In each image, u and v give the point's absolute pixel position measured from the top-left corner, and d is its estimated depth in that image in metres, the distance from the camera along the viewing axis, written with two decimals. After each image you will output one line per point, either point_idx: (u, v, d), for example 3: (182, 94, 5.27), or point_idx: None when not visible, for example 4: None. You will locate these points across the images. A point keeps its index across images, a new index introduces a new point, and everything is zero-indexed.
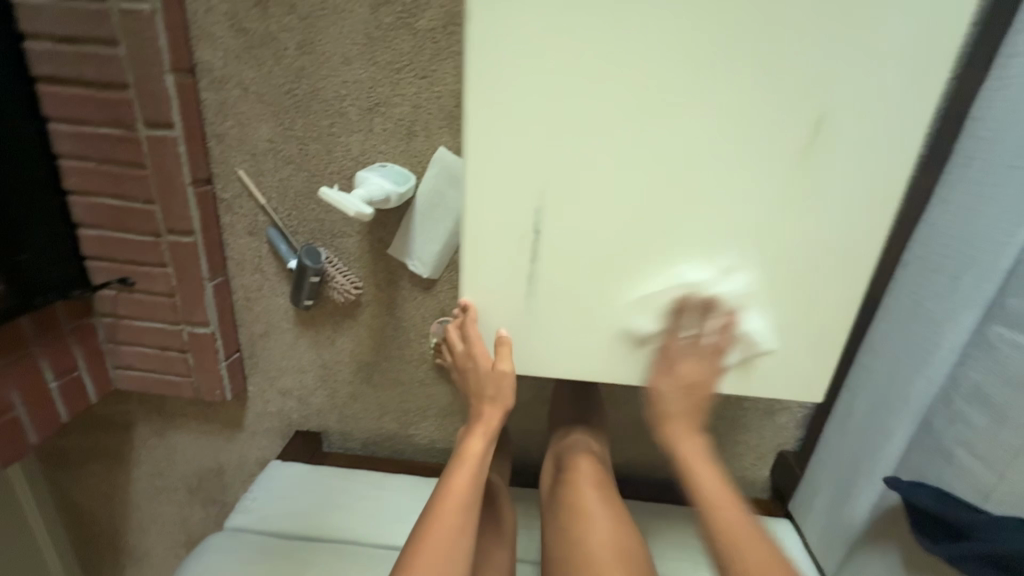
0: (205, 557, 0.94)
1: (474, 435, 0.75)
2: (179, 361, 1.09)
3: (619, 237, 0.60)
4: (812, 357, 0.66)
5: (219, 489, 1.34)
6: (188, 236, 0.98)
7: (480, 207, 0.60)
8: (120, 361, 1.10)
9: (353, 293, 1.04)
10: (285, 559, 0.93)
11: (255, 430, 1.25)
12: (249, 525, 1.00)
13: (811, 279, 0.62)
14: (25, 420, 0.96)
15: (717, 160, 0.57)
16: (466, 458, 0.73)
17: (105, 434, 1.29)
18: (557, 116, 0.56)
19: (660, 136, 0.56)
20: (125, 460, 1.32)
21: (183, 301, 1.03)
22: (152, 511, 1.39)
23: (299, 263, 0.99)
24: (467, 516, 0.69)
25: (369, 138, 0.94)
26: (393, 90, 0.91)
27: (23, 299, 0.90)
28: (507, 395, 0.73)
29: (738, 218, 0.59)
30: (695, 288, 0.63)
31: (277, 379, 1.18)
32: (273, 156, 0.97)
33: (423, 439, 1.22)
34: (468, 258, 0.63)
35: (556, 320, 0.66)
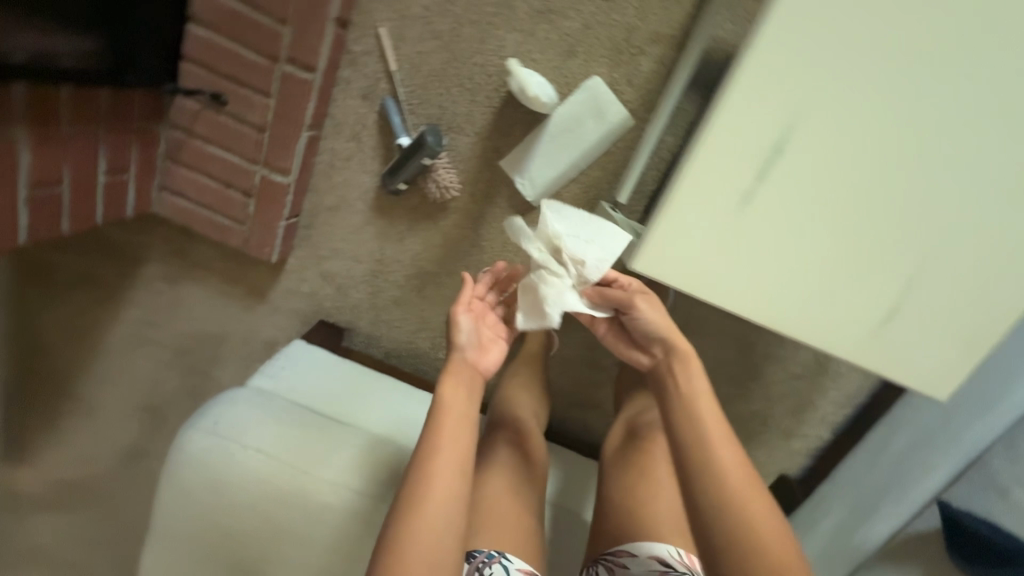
0: (227, 406, 0.82)
1: (446, 381, 0.79)
2: (238, 204, 1.00)
3: (845, 184, 0.55)
4: (959, 363, 0.62)
5: (209, 359, 1.24)
6: (307, 73, 0.90)
7: (731, 115, 0.54)
8: (171, 183, 0.99)
9: (450, 192, 1.00)
10: (310, 430, 0.82)
11: (276, 306, 1.17)
12: (280, 389, 0.91)
13: (1003, 286, 0.57)
14: (66, 202, 0.84)
15: (980, 132, 0.52)
16: (444, 405, 0.76)
17: (108, 261, 1.18)
18: (850, 32, 0.50)
19: (942, 86, 0.51)
20: (118, 297, 1.21)
21: (271, 140, 0.94)
22: (124, 365, 1.27)
23: (419, 138, 0.92)
24: (454, 448, 0.72)
25: (527, 43, 0.91)
26: (572, 3, 0.89)
27: (114, 70, 0.80)
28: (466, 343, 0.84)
29: (971, 202, 0.54)
30: (887, 263, 0.58)
31: (325, 259, 1.11)
32: (421, 26, 0.92)
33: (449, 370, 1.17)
34: (690, 164, 0.56)
35: (734, 257, 0.59)
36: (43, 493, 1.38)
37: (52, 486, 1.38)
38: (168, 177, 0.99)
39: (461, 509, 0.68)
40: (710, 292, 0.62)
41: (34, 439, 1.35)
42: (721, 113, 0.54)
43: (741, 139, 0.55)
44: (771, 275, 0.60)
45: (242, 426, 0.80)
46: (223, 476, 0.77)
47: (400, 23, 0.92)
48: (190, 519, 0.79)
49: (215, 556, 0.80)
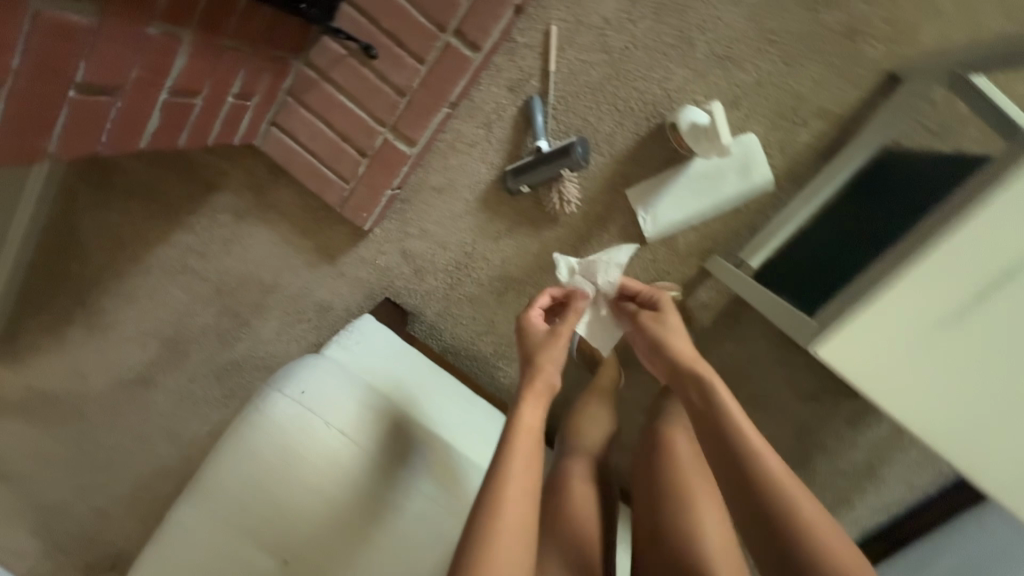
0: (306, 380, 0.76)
1: (526, 405, 0.75)
2: (349, 161, 0.94)
3: None
4: None
5: (251, 306, 1.16)
6: (470, 51, 0.86)
7: (967, 234, 0.53)
8: (285, 121, 0.92)
9: (569, 207, 0.97)
10: (377, 421, 0.76)
11: (343, 272, 1.11)
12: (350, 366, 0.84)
13: None
14: (192, 116, 0.76)
15: None
16: (522, 430, 0.71)
17: (181, 179, 1.11)
18: None
19: None
20: (175, 218, 1.13)
21: (409, 107, 0.90)
22: (155, 289, 1.18)
23: (566, 146, 0.88)
24: (530, 488, 0.66)
25: (694, 81, 0.89)
26: (752, 55, 0.86)
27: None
28: (545, 368, 0.78)
29: None
30: None
31: (411, 238, 1.06)
32: (593, 35, 0.89)
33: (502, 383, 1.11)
34: (909, 272, 0.55)
35: (924, 375, 0.57)
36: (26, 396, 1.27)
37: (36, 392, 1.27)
38: (284, 114, 0.92)
39: (533, 543, 0.63)
40: (888, 403, 0.58)
41: (33, 341, 1.25)
42: (960, 230, 0.53)
43: (968, 260, 0.54)
44: (936, 404, 0.57)
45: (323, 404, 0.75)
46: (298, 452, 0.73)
47: (572, 26, 0.89)
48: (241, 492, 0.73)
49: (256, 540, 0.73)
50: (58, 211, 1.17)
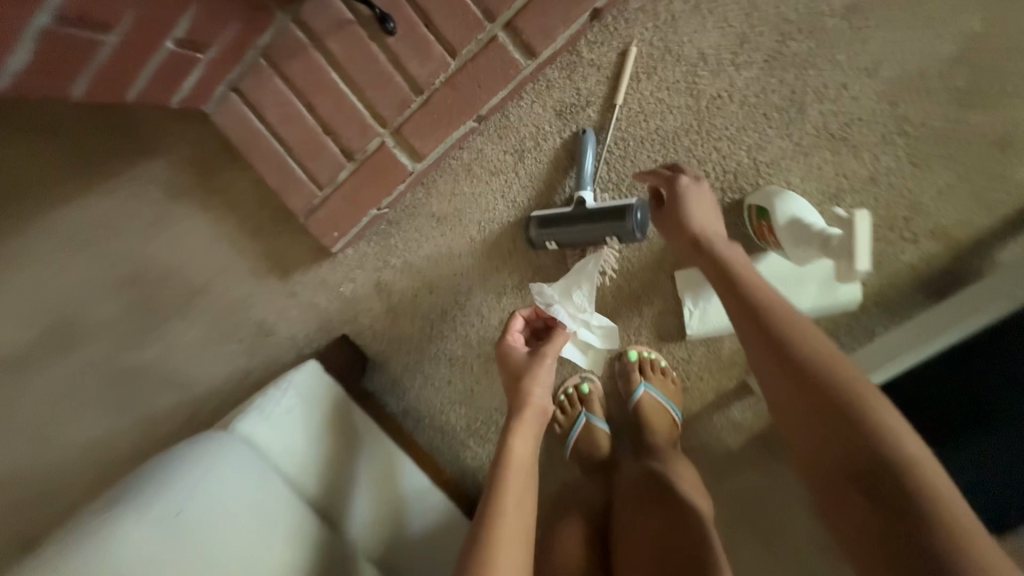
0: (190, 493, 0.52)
1: (515, 434, 0.62)
2: (329, 162, 0.70)
3: None
4: None
5: (166, 310, 0.89)
6: (521, 55, 0.64)
7: None
8: (252, 90, 0.68)
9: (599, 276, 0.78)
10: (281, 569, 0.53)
11: (294, 292, 0.86)
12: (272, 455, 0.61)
13: None
14: (104, 57, 0.52)
15: None
16: (513, 464, 0.59)
17: (105, 130, 0.84)
18: None
19: None
20: (83, 178, 0.85)
21: (423, 110, 0.66)
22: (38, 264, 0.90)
23: (619, 214, 0.66)
24: (528, 524, 0.56)
25: (794, 159, 0.68)
26: (874, 144, 0.67)
27: None
28: (530, 392, 0.65)
29: None
30: None
31: (391, 269, 0.82)
32: (681, 71, 0.68)
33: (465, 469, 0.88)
34: None
35: None
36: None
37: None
38: (251, 81, 0.67)
39: None
40: None
41: None
42: None
43: None
44: None
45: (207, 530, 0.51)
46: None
47: (655, 53, 0.68)
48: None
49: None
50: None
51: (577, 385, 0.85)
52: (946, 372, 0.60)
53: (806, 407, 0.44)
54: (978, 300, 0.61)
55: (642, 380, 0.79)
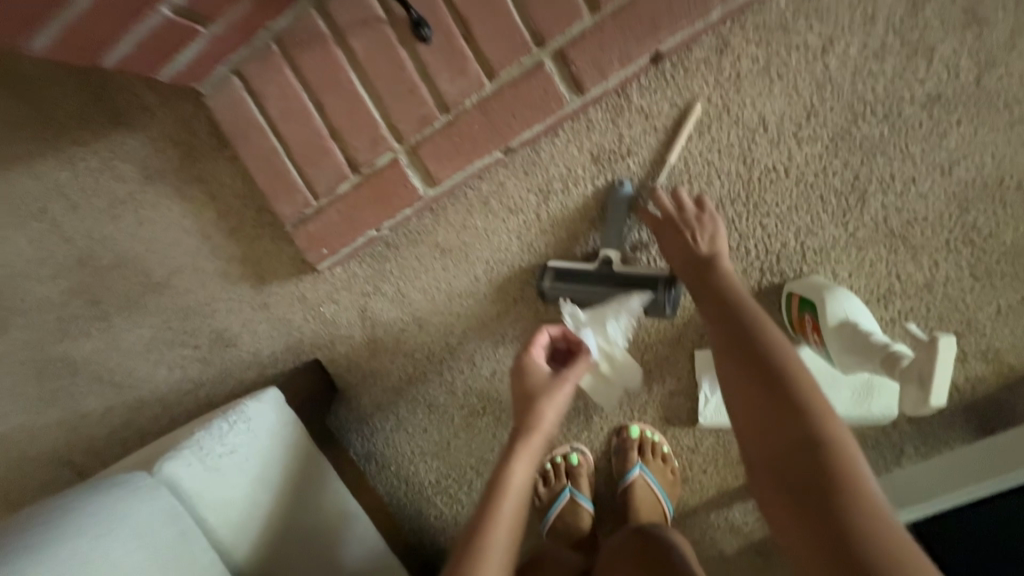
0: (88, 556, 0.43)
1: (518, 462, 0.52)
2: (330, 171, 0.61)
3: None
4: None
5: (118, 300, 0.79)
6: (566, 90, 0.57)
7: None
8: (256, 77, 0.59)
9: None
10: None
11: (267, 304, 0.76)
12: (200, 506, 0.51)
13: None
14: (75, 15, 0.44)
15: None
16: (509, 495, 0.51)
17: (76, 91, 0.73)
18: None
19: None
20: (50, 142, 0.74)
21: (446, 131, 0.59)
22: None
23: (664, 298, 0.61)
24: (512, 560, 0.50)
25: (845, 251, 0.62)
26: (936, 249, 0.60)
27: None
28: (543, 417, 0.54)
29: None
30: None
31: (381, 296, 0.73)
32: (738, 136, 0.61)
33: (426, 527, 0.78)
34: None
35: None
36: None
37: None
38: (256, 66, 0.59)
39: None
40: None
41: None
42: None
43: None
44: None
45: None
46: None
47: (712, 112, 0.61)
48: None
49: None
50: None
51: (565, 456, 0.74)
52: (974, 531, 0.53)
53: (747, 383, 0.43)
54: (1016, 452, 0.53)
55: (639, 462, 0.70)
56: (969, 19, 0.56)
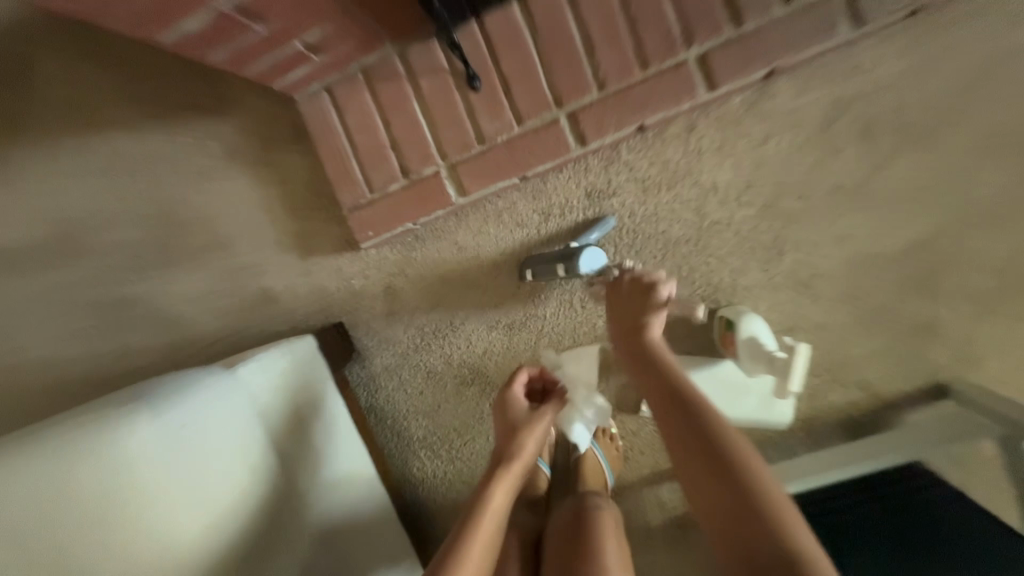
0: (195, 403, 0.64)
1: (507, 471, 0.70)
2: (386, 173, 0.80)
3: None
4: None
5: (185, 251, 0.95)
6: (573, 141, 0.77)
7: None
8: (342, 94, 0.78)
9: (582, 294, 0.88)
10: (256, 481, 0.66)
11: (309, 271, 0.93)
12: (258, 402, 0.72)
13: None
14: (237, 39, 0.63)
15: None
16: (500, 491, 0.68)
17: (184, 80, 0.90)
18: None
19: None
20: (155, 117, 0.92)
21: (480, 156, 0.78)
22: (78, 172, 0.94)
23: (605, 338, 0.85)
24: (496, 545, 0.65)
25: (765, 289, 0.82)
26: (830, 297, 0.81)
27: None
28: (527, 444, 0.73)
29: None
30: None
31: (404, 277, 0.91)
32: (696, 192, 0.82)
33: (414, 472, 0.95)
34: None
35: None
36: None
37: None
38: (344, 88, 0.78)
39: None
40: None
41: None
42: None
43: None
44: None
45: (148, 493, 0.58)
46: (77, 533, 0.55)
47: (679, 172, 0.82)
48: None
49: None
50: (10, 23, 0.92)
51: None
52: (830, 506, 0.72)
53: (697, 444, 0.59)
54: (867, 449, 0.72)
55: (591, 439, 0.86)
56: (867, 134, 0.78)
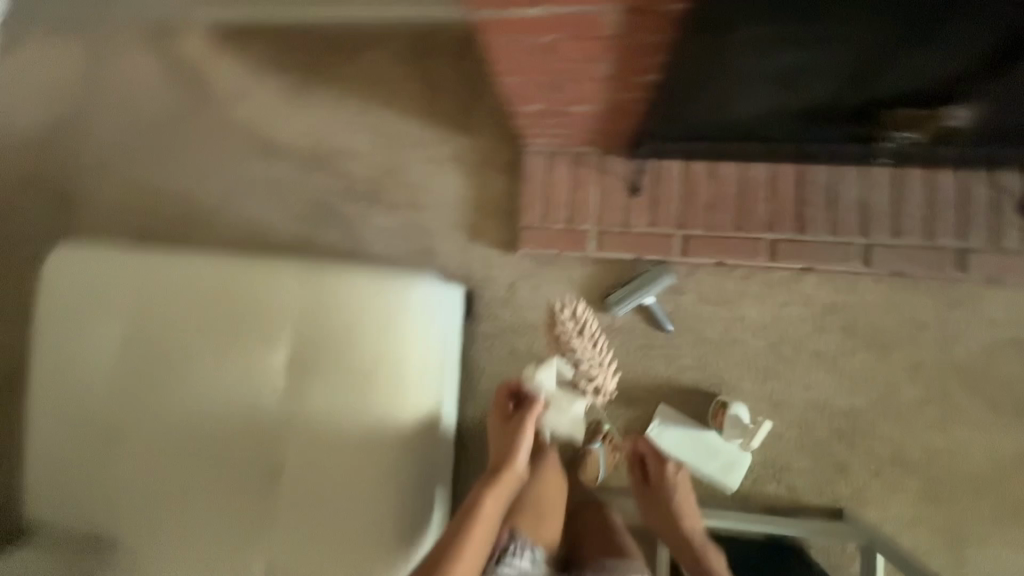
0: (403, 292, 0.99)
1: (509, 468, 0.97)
2: (558, 216, 1.24)
3: None
4: None
5: (394, 199, 1.37)
6: (677, 251, 1.20)
7: None
8: (555, 160, 1.24)
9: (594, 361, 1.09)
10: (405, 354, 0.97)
11: (466, 248, 1.34)
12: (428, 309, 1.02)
13: None
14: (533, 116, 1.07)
15: None
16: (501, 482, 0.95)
17: (453, 102, 1.36)
18: None
19: None
20: (422, 114, 1.37)
21: (619, 233, 1.22)
22: (354, 126, 1.41)
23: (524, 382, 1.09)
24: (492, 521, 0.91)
25: (750, 394, 1.22)
26: (787, 417, 1.21)
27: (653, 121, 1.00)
28: (521, 446, 1.00)
29: None
30: None
31: (526, 281, 1.30)
32: (735, 315, 1.22)
33: (465, 415, 1.29)
34: None
35: None
36: (202, 82, 1.47)
37: (213, 87, 1.47)
38: (559, 158, 1.23)
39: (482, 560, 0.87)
40: None
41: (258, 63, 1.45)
42: None
43: None
44: None
45: (390, 346, 0.95)
46: (349, 339, 0.95)
47: (730, 298, 1.22)
48: (299, 317, 0.97)
49: (241, 360, 0.98)
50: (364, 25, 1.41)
51: None
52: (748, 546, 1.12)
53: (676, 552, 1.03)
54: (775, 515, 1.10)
55: (599, 441, 1.20)
56: (849, 331, 1.20)
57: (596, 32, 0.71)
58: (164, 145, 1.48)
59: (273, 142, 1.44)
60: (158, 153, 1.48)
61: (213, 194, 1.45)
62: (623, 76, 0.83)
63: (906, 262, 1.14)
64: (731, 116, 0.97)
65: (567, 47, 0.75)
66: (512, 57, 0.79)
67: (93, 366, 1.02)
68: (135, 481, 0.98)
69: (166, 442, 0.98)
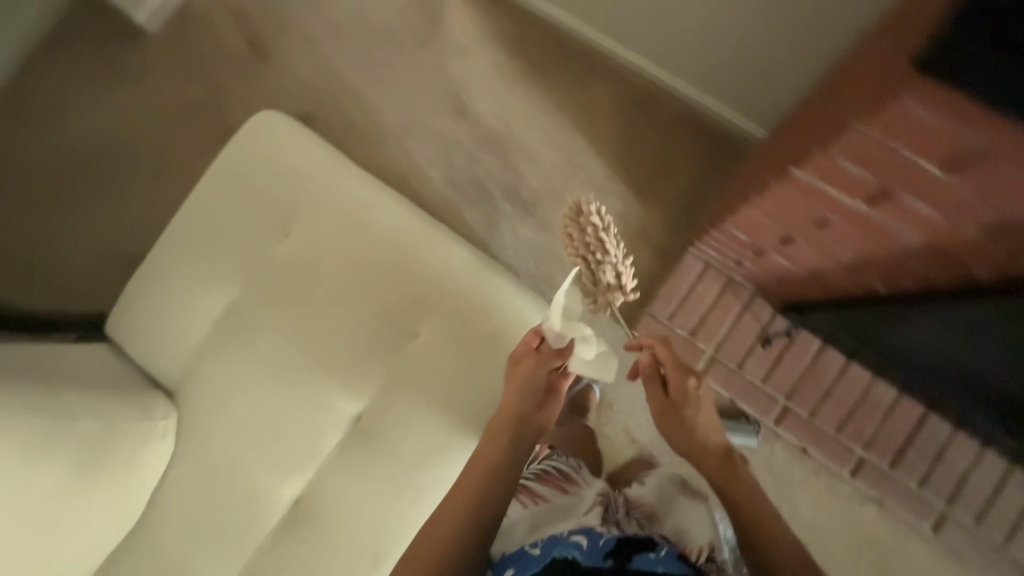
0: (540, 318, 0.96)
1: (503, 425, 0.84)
2: (686, 324, 1.25)
3: None
4: None
5: (543, 216, 1.40)
6: (773, 417, 1.21)
7: None
8: (711, 277, 1.25)
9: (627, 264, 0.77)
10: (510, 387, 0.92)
11: None
12: None
13: None
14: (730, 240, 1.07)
15: None
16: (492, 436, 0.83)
17: (643, 168, 1.39)
18: None
19: None
20: (610, 162, 1.40)
21: (731, 371, 1.23)
22: (541, 134, 1.44)
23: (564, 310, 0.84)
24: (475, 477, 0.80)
25: None
26: None
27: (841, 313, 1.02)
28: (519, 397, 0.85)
29: None
30: None
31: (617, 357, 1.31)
32: (787, 501, 1.21)
33: None
34: None
35: None
36: (432, 21, 1.51)
37: (439, 32, 1.51)
38: (716, 275, 1.25)
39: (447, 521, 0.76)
40: None
41: (492, 34, 1.49)
42: None
43: None
44: None
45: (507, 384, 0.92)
46: (483, 349, 0.92)
47: (791, 481, 1.22)
48: (448, 301, 0.94)
49: (370, 296, 0.94)
50: (599, 55, 1.44)
51: None
52: None
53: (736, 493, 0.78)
54: None
55: None
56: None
57: (881, 244, 0.72)
58: (369, 56, 1.53)
59: (466, 108, 1.47)
60: (361, 61, 1.53)
61: (388, 124, 1.50)
62: (856, 272, 0.84)
63: (965, 542, 1.16)
64: (903, 342, 0.99)
65: (841, 236, 0.75)
66: (785, 204, 0.77)
67: (236, 220, 0.98)
68: (218, 353, 0.95)
69: (261, 334, 0.95)
